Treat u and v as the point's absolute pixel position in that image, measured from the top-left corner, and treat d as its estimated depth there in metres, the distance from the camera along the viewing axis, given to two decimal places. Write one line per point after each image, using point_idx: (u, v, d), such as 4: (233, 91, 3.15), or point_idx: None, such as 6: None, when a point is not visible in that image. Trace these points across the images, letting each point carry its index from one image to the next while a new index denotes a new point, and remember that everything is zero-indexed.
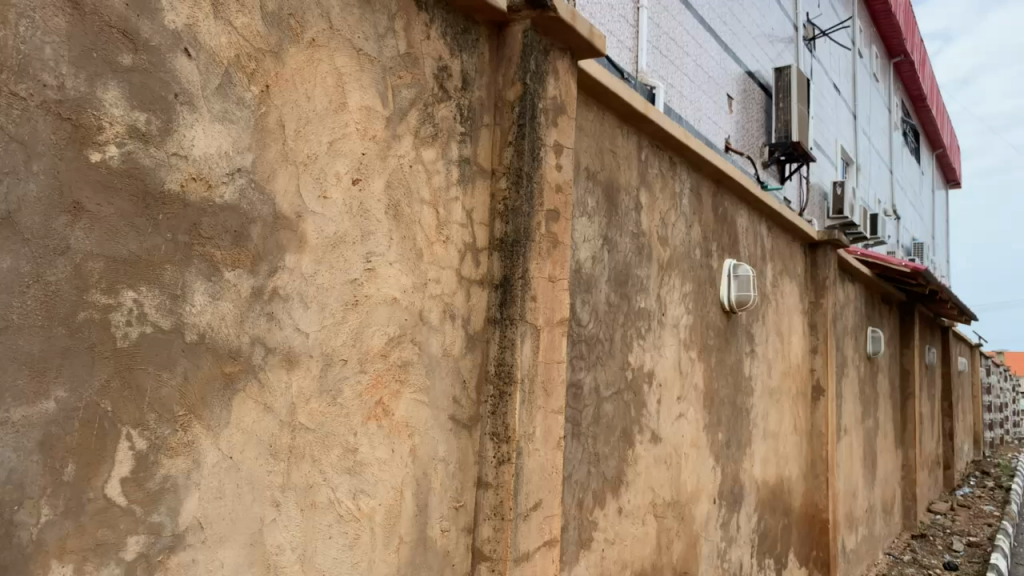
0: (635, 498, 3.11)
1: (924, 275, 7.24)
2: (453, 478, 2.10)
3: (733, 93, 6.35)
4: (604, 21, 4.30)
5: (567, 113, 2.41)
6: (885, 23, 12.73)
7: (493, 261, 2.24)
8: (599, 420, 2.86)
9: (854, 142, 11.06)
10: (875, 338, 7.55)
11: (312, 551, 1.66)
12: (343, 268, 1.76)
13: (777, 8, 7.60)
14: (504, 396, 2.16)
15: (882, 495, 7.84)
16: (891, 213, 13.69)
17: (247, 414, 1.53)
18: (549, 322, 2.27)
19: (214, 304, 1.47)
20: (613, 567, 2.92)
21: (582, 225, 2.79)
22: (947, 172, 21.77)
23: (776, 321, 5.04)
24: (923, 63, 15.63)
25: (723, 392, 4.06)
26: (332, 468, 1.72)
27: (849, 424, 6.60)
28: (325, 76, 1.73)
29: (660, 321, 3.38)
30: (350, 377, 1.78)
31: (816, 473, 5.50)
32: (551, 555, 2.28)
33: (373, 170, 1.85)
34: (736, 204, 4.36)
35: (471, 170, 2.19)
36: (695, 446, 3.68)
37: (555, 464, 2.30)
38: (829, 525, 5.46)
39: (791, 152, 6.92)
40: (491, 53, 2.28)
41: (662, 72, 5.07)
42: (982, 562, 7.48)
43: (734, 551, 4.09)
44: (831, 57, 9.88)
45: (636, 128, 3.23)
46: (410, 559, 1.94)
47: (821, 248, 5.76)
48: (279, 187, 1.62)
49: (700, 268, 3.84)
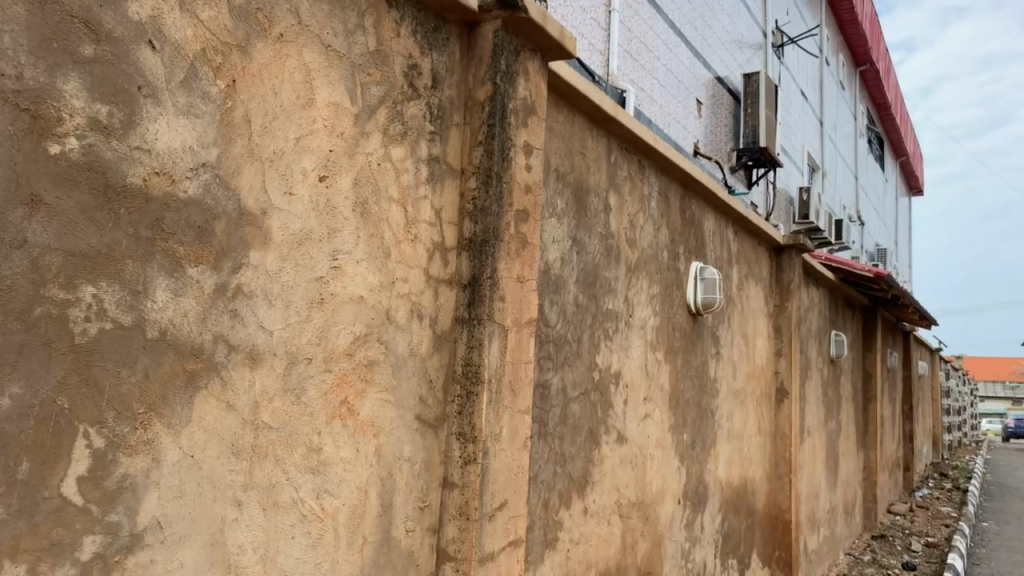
0: (601, 498, 3.13)
1: (886, 280, 7.38)
2: (418, 477, 2.09)
3: (703, 98, 6.41)
4: (575, 23, 4.32)
5: (537, 114, 2.41)
6: (852, 32, 12.95)
7: (462, 261, 2.23)
8: (566, 421, 2.87)
9: (821, 149, 11.23)
10: (838, 342, 7.67)
11: (274, 551, 1.64)
12: (308, 266, 1.75)
13: (746, 14, 7.68)
14: (471, 396, 2.16)
15: (843, 496, 7.97)
16: (854, 219, 13.93)
17: (209, 413, 1.51)
18: (517, 322, 2.27)
19: (176, 300, 1.45)
20: (578, 567, 2.93)
21: (551, 226, 2.79)
22: (909, 179, 22.18)
23: (742, 323, 5.09)
24: (888, 73, 15.93)
25: (689, 394, 4.10)
26: (296, 467, 1.70)
27: (812, 426, 6.70)
28: (293, 71, 1.71)
29: (627, 323, 3.40)
30: (315, 376, 1.76)
31: (780, 474, 5.58)
32: (517, 555, 2.28)
33: (340, 168, 1.84)
34: (703, 208, 4.41)
35: (440, 170, 2.19)
36: (661, 447, 3.71)
37: (521, 464, 2.31)
38: (792, 526, 5.53)
39: (758, 157, 7.00)
40: (462, 53, 2.28)
41: (633, 76, 5.11)
42: (940, 562, 7.64)
43: (698, 551, 4.13)
44: (799, 64, 10.02)
45: (606, 131, 3.24)
46: (374, 560, 1.93)
47: (787, 252, 5.85)
48: (245, 183, 1.60)
49: (668, 270, 3.87)
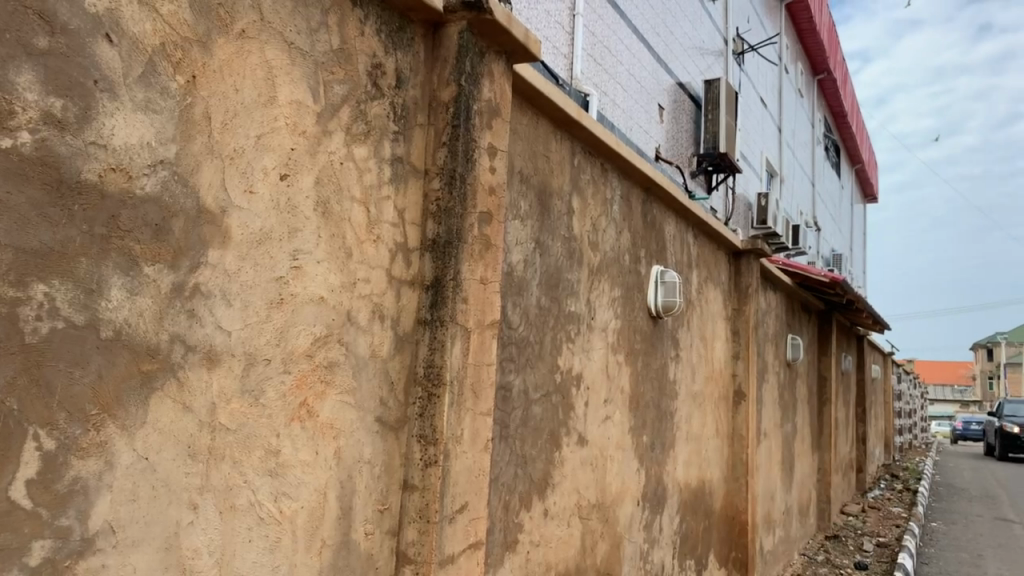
0: (561, 500, 3.14)
1: (841, 285, 7.52)
2: (378, 480, 2.07)
3: (665, 104, 6.48)
4: (539, 26, 4.33)
5: (501, 117, 2.41)
6: (811, 41, 13.19)
7: (424, 262, 2.22)
8: (527, 423, 2.88)
9: (779, 154, 11.41)
10: (794, 345, 7.80)
11: (230, 554, 1.62)
12: (268, 265, 1.73)
13: (708, 21, 7.78)
14: (432, 398, 2.15)
15: (798, 497, 8.11)
16: (811, 224, 14.18)
17: (164, 414, 1.48)
18: (479, 325, 2.27)
19: (132, 299, 1.42)
20: (538, 569, 2.93)
21: (514, 228, 2.80)
22: (864, 186, 22.64)
23: (701, 325, 5.15)
24: (844, 82, 16.25)
25: (649, 396, 4.13)
26: (254, 470, 1.68)
27: (769, 428, 6.81)
28: (255, 68, 1.69)
29: (589, 325, 3.42)
30: (274, 377, 1.74)
31: (737, 475, 5.65)
32: (477, 557, 2.27)
33: (302, 166, 1.82)
34: (664, 212, 4.45)
35: (403, 169, 2.17)
36: (620, 449, 3.74)
37: (481, 466, 2.30)
38: (748, 526, 5.60)
39: (718, 163, 7.09)
40: (426, 53, 2.27)
41: (596, 80, 5.14)
42: (890, 562, 7.82)
43: (656, 552, 4.17)
44: (759, 71, 10.17)
45: (570, 134, 3.26)
46: (333, 562, 1.91)
47: (745, 257, 5.93)
48: (204, 181, 1.57)
49: (629, 273, 3.90)
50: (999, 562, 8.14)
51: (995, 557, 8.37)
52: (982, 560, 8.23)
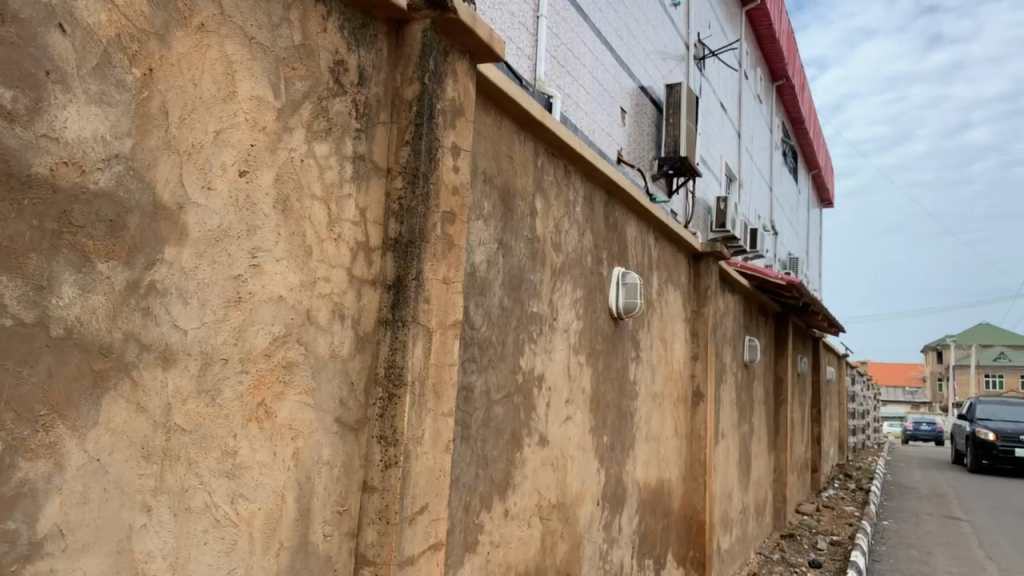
0: (521, 500, 3.13)
1: (798, 288, 7.64)
2: (337, 482, 2.05)
3: (627, 107, 6.53)
4: (503, 26, 4.33)
5: (465, 116, 2.41)
6: (770, 48, 13.43)
7: (386, 261, 2.21)
8: (488, 423, 2.87)
9: (738, 159, 11.58)
10: (751, 347, 7.91)
11: (185, 557, 1.58)
12: (226, 264, 1.70)
13: (669, 26, 7.86)
14: (394, 399, 2.13)
15: (755, 497, 8.22)
16: (769, 228, 14.43)
17: (118, 414, 1.45)
18: (441, 324, 2.26)
19: (84, 297, 1.39)
20: (498, 570, 2.93)
21: (477, 228, 2.79)
22: (820, 191, 23.05)
23: (661, 327, 5.20)
24: (802, 88, 16.56)
25: (609, 396, 4.16)
26: (209, 471, 1.65)
27: (726, 429, 6.89)
28: (214, 62, 1.66)
29: (551, 326, 3.43)
30: (231, 377, 1.71)
31: (695, 475, 5.72)
32: (436, 558, 2.26)
33: (261, 163, 1.79)
34: (626, 214, 4.48)
35: (365, 167, 2.15)
36: (581, 449, 3.75)
37: (442, 467, 2.29)
38: (706, 526, 5.66)
39: (678, 166, 7.16)
40: (389, 51, 2.25)
41: (560, 82, 5.16)
42: (843, 560, 7.97)
43: (616, 552, 4.19)
44: (719, 76, 10.32)
45: (534, 135, 3.26)
46: (290, 565, 1.88)
47: (704, 260, 6.00)
48: (161, 176, 1.54)
49: (591, 274, 3.92)
50: (947, 560, 8.31)
51: (943, 555, 8.55)
52: (931, 557, 8.40)
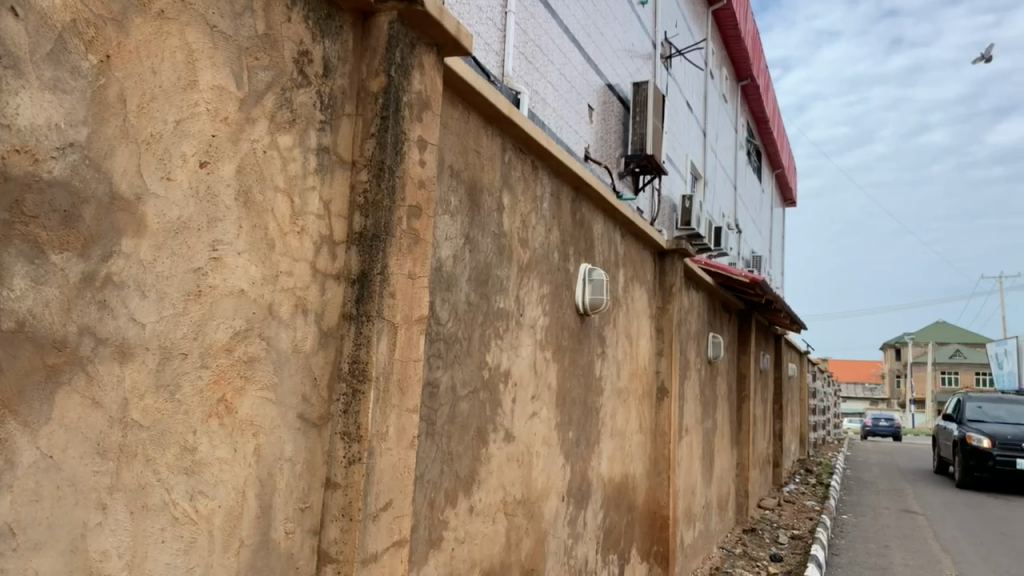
0: (486, 496, 3.12)
1: (761, 285, 7.72)
2: (299, 478, 2.02)
3: (594, 104, 6.55)
4: (470, 21, 4.31)
5: (432, 110, 2.39)
6: (735, 48, 13.56)
7: (351, 255, 2.18)
8: (454, 419, 2.86)
9: (703, 158, 11.69)
10: (715, 344, 7.99)
11: (142, 555, 1.55)
12: (185, 256, 1.66)
13: (637, 24, 7.89)
14: (357, 395, 2.11)
15: (717, 492, 8.31)
16: (733, 227, 14.59)
17: (71, 410, 1.41)
18: (406, 320, 2.24)
19: (37, 289, 1.35)
20: (462, 566, 2.92)
21: (444, 223, 2.77)
22: (783, 190, 23.39)
23: (627, 323, 5.22)
24: (767, 89, 16.76)
25: (575, 392, 4.17)
26: (168, 468, 1.62)
27: (690, 424, 6.95)
28: (174, 50, 1.62)
29: (518, 322, 3.42)
30: (190, 372, 1.68)
31: (659, 470, 5.77)
32: (400, 555, 2.24)
33: (223, 154, 1.76)
34: (593, 211, 4.49)
35: (329, 160, 2.12)
36: (546, 445, 3.76)
37: (406, 464, 2.27)
38: (669, 521, 5.72)
39: (645, 164, 7.20)
40: (356, 42, 2.22)
41: (528, 78, 5.16)
42: (804, 554, 8.10)
43: (580, 547, 4.21)
44: (685, 75, 10.40)
45: (501, 130, 3.25)
46: (251, 562, 1.85)
47: (669, 257, 6.03)
48: (119, 165, 1.51)
49: (558, 271, 3.92)
50: (903, 553, 8.49)
51: (900, 548, 8.73)
52: (889, 550, 8.57)
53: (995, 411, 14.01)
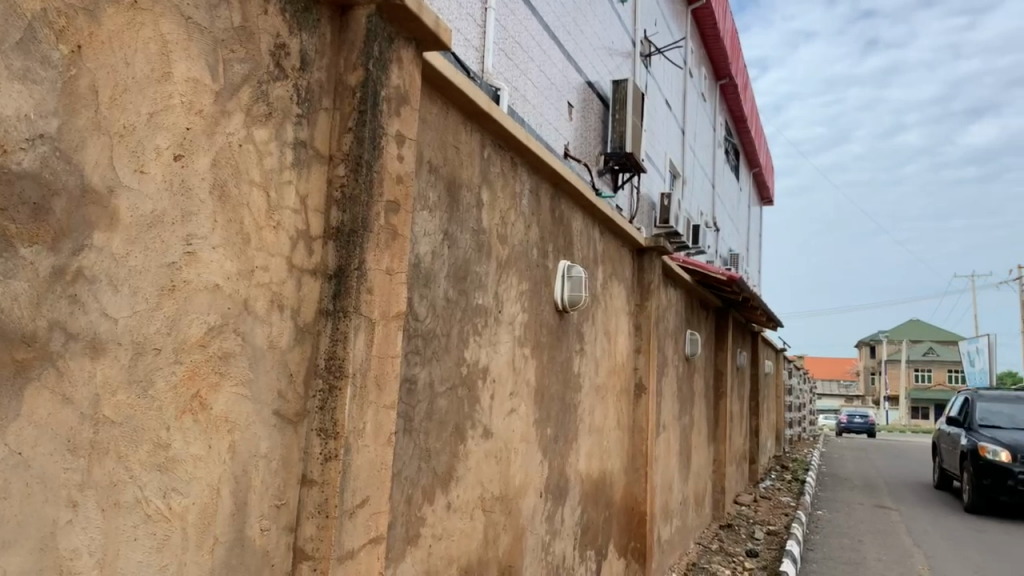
0: (464, 493, 3.12)
1: (738, 283, 7.76)
2: (275, 475, 2.00)
3: (574, 102, 6.56)
4: (450, 16, 4.30)
5: (410, 104, 2.38)
6: (714, 47, 13.64)
7: (328, 251, 2.16)
8: (432, 416, 2.85)
9: (682, 156, 11.75)
10: (692, 341, 8.03)
11: (113, 554, 1.53)
12: (159, 251, 1.64)
13: (617, 22, 7.91)
14: (334, 391, 2.09)
15: (694, 488, 8.36)
16: (711, 225, 14.67)
17: (42, 406, 1.40)
18: (384, 316, 2.23)
19: (6, 283, 1.34)
20: (440, 563, 2.91)
21: (422, 218, 2.76)
22: (761, 189, 23.56)
23: (605, 320, 5.23)
24: (745, 88, 16.87)
25: (553, 388, 4.17)
26: (141, 465, 1.59)
27: (667, 421, 6.98)
28: (148, 41, 1.60)
29: (496, 318, 3.42)
30: (164, 368, 1.66)
31: (637, 466, 5.80)
32: (377, 552, 2.23)
33: (198, 147, 1.73)
34: (572, 207, 4.49)
35: (306, 154, 2.11)
36: (524, 441, 3.76)
37: (383, 460, 2.26)
38: (647, 516, 5.75)
39: (624, 162, 7.22)
40: (333, 36, 2.20)
41: (507, 75, 5.16)
42: (779, 549, 8.18)
43: (558, 543, 4.22)
44: (664, 73, 10.45)
45: (479, 126, 3.24)
46: (225, 561, 1.83)
47: (648, 254, 6.06)
48: (90, 158, 1.49)
49: (537, 267, 3.92)
50: (877, 547, 8.59)
51: (873, 543, 8.83)
52: (862, 545, 8.66)
53: (1010, 410, 11.42)
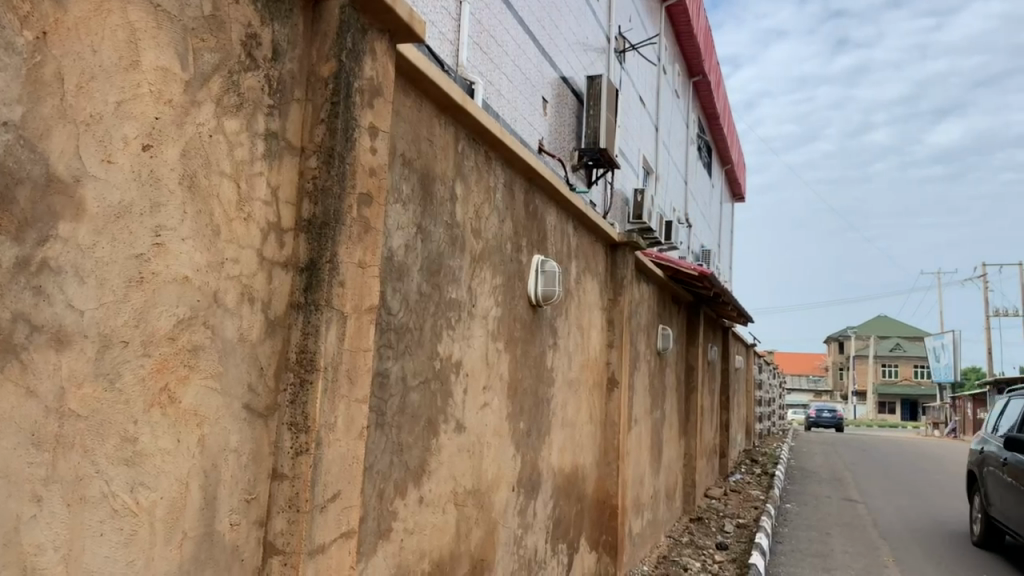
0: (436, 487, 3.12)
1: (710, 278, 7.82)
2: (245, 469, 1.99)
3: (548, 97, 6.56)
4: (425, 9, 4.28)
5: (383, 97, 2.36)
6: (688, 44, 13.72)
7: (299, 243, 2.14)
8: (404, 410, 2.84)
9: (655, 152, 11.82)
10: (664, 336, 8.08)
11: (78, 550, 1.51)
12: (127, 242, 1.61)
13: (591, 18, 7.92)
14: (304, 385, 2.07)
15: (665, 482, 8.43)
16: (683, 221, 14.79)
17: (4, 399, 1.37)
18: (356, 309, 2.22)
19: None
20: (411, 557, 2.91)
21: (395, 212, 2.75)
22: (733, 186, 23.81)
23: (578, 315, 5.25)
24: (718, 85, 16.99)
25: (526, 383, 4.18)
26: (107, 459, 1.57)
27: (639, 415, 7.03)
28: (115, 29, 1.58)
29: (469, 313, 3.41)
30: (131, 361, 1.64)
31: (609, 460, 5.83)
32: (348, 547, 2.23)
33: (167, 137, 1.71)
34: (546, 203, 4.50)
35: (278, 146, 2.09)
36: (497, 436, 3.76)
37: (356, 455, 2.26)
38: (618, 510, 5.79)
39: (598, 158, 7.22)
40: (306, 27, 2.18)
41: (482, 69, 5.14)
42: (748, 542, 8.27)
43: (529, 537, 4.23)
44: (639, 70, 10.49)
45: (454, 119, 3.23)
46: (194, 557, 1.81)
47: (621, 250, 6.07)
48: (56, 147, 1.47)
49: (510, 262, 3.92)
50: (843, 540, 8.74)
51: (840, 536, 8.98)
52: (830, 538, 8.80)
53: None
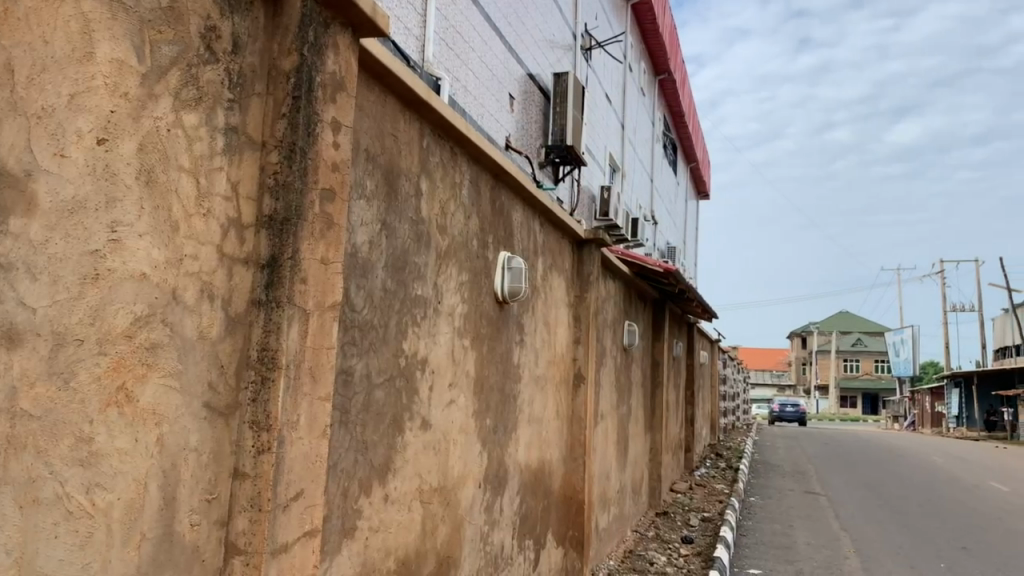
0: (402, 484, 3.10)
1: (674, 275, 7.89)
2: (205, 468, 1.95)
3: (515, 94, 6.56)
4: (390, 4, 4.25)
5: (346, 91, 2.34)
6: (654, 42, 13.81)
7: (260, 239, 2.11)
8: (369, 408, 2.82)
9: (621, 150, 11.87)
10: (630, 332, 8.13)
11: (32, 552, 1.47)
12: (81, 238, 1.58)
13: (558, 15, 7.93)
14: (266, 382, 2.05)
15: (631, 476, 8.48)
16: (649, 218, 14.89)
17: None
18: (319, 306, 2.20)
19: None
20: (376, 555, 2.89)
21: (359, 208, 2.72)
22: (697, 183, 24.04)
23: (545, 312, 5.26)
24: (682, 83, 17.14)
25: (493, 379, 4.18)
26: (61, 460, 1.54)
27: (605, 410, 7.07)
28: (68, 19, 1.55)
29: (435, 309, 3.40)
30: (86, 359, 1.60)
31: (575, 456, 5.86)
32: (312, 545, 2.21)
33: (123, 131, 1.67)
34: (512, 198, 4.49)
35: (237, 140, 2.05)
36: (463, 432, 3.76)
37: (318, 453, 2.23)
38: (585, 506, 5.80)
39: (565, 155, 7.23)
40: (267, 20, 2.14)
41: (448, 65, 5.13)
42: (713, 535, 8.37)
43: (496, 533, 4.23)
44: (605, 68, 10.53)
45: (419, 114, 3.21)
46: (153, 558, 1.78)
47: (587, 247, 6.09)
48: (5, 139, 1.44)
49: (476, 258, 3.91)
50: (806, 533, 8.84)
51: (803, 528, 9.10)
52: (793, 531, 8.92)
53: None
